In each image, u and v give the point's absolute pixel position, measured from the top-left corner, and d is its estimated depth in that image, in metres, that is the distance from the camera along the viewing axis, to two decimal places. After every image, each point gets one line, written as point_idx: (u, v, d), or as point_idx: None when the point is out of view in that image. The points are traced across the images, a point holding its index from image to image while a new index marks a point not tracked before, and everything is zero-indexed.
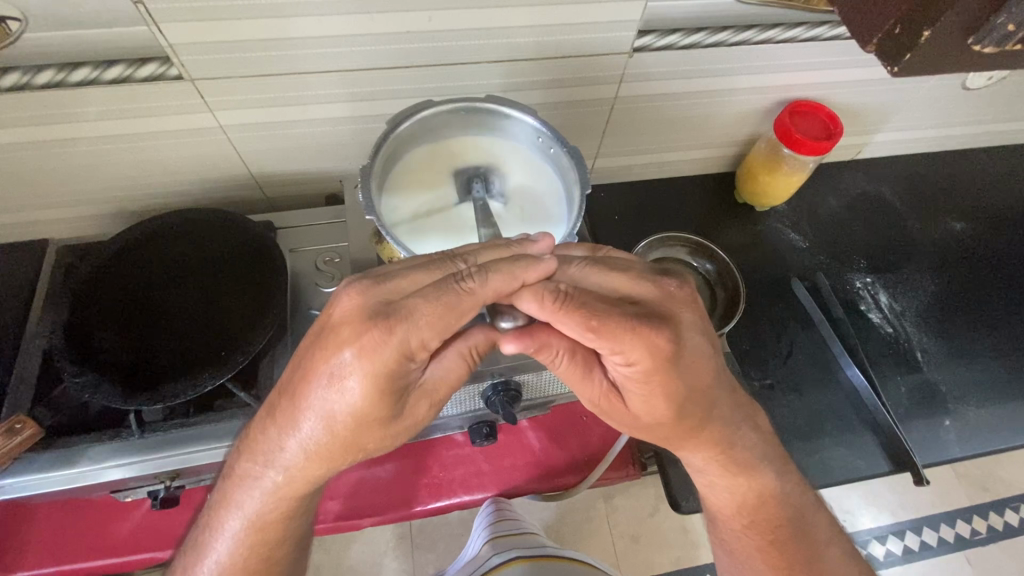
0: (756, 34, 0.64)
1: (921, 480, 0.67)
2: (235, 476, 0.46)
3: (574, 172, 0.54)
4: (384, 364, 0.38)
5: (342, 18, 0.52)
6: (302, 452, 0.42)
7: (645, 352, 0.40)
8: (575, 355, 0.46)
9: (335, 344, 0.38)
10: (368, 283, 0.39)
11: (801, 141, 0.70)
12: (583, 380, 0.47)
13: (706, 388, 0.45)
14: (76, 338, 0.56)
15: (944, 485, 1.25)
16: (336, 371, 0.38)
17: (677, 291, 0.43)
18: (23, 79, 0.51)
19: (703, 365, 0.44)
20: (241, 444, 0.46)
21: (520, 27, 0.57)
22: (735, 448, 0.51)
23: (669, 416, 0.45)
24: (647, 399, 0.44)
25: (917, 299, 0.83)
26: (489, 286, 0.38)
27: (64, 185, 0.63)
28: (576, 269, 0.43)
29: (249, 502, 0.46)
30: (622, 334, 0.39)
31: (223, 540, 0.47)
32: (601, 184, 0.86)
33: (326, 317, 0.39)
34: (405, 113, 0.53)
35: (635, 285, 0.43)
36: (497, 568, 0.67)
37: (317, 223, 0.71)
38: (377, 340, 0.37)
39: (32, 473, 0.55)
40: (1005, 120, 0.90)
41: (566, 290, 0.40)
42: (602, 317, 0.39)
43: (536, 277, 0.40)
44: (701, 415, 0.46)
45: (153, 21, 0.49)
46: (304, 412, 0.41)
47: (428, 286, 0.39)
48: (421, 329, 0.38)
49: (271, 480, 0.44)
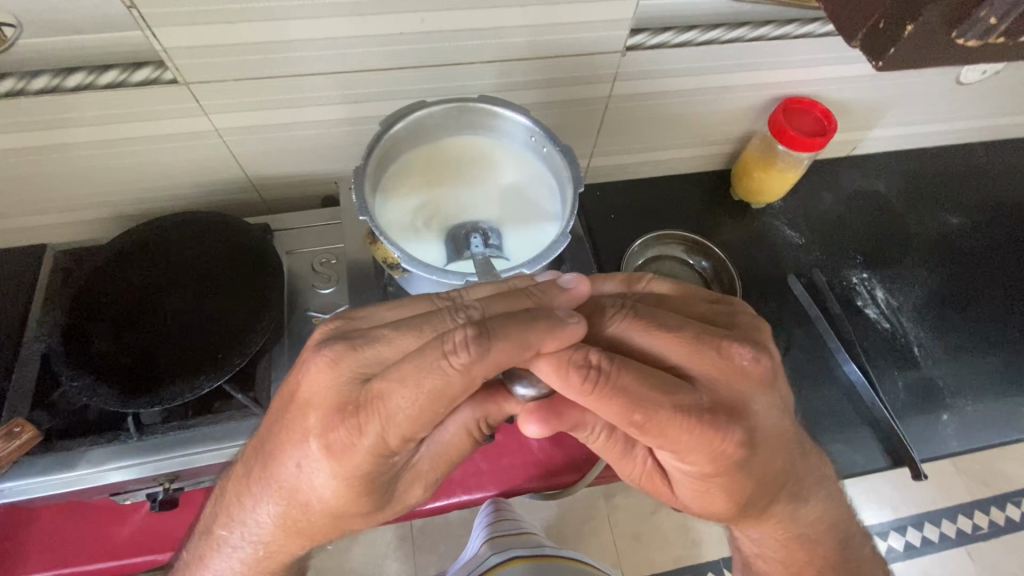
0: (749, 31, 0.64)
1: (919, 475, 0.67)
2: (210, 540, 0.47)
3: (568, 172, 0.54)
4: (354, 458, 0.37)
5: (336, 20, 0.53)
6: (274, 526, 0.44)
7: (706, 452, 0.38)
8: (615, 432, 0.45)
9: (303, 432, 0.39)
10: (345, 351, 0.39)
11: (795, 136, 0.71)
12: (625, 457, 0.46)
13: (778, 471, 0.43)
14: (74, 343, 0.57)
15: (944, 480, 1.25)
16: (305, 459, 0.39)
17: (749, 366, 0.40)
18: (19, 85, 0.52)
19: (775, 451, 0.42)
20: (237, 477, 0.46)
21: (514, 27, 0.57)
22: (796, 488, 0.47)
23: (730, 507, 0.44)
24: (703, 492, 0.43)
25: (915, 294, 0.83)
26: (485, 359, 0.35)
27: (62, 190, 0.64)
28: (617, 327, 0.42)
29: (226, 566, 0.47)
30: (674, 431, 0.37)
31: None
32: (597, 183, 0.87)
33: (299, 392, 0.40)
34: (397, 115, 0.53)
35: (690, 359, 0.40)
36: (496, 568, 0.67)
37: (314, 224, 0.71)
38: (347, 437, 0.37)
39: (32, 475, 0.56)
40: (999, 115, 0.90)
41: (600, 367, 0.37)
42: (653, 413, 0.37)
43: (556, 346, 0.37)
44: (771, 497, 0.45)
45: (147, 26, 0.49)
46: (280, 475, 0.41)
47: (410, 367, 0.36)
48: (397, 422, 0.36)
49: (247, 551, 0.46)
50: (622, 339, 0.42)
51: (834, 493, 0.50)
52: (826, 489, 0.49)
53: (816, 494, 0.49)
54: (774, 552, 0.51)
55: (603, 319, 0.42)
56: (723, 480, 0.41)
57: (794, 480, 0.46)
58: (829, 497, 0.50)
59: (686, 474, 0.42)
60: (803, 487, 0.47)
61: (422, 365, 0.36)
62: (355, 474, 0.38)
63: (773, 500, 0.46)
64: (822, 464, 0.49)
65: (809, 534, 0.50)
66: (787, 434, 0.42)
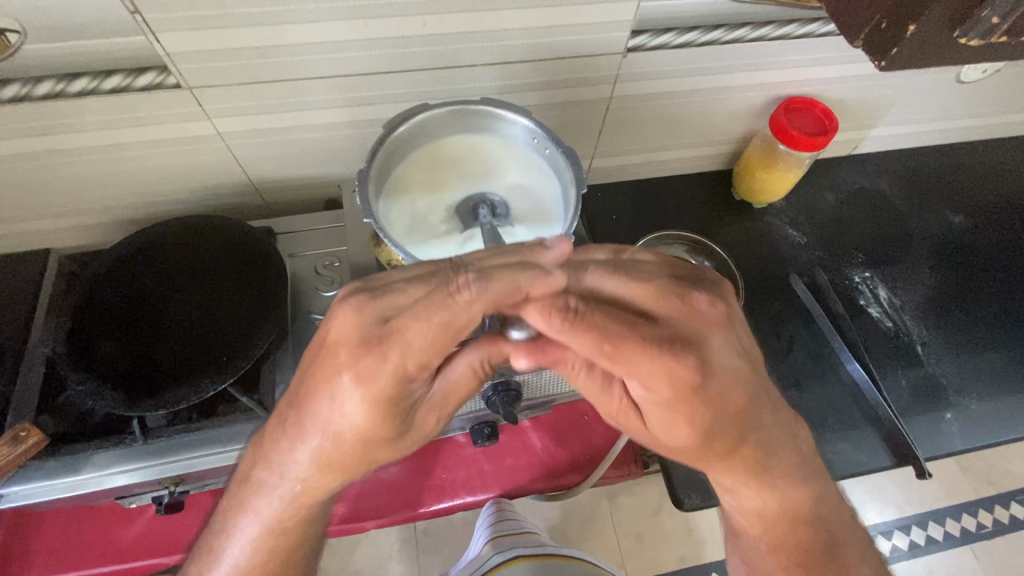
0: (749, 32, 0.65)
1: (922, 473, 0.67)
2: (251, 483, 0.46)
3: (570, 172, 0.54)
4: (381, 387, 0.39)
5: (338, 24, 0.53)
6: (312, 464, 0.43)
7: (664, 378, 0.39)
8: (594, 369, 0.46)
9: (333, 369, 0.39)
10: (366, 298, 0.39)
11: (795, 136, 0.71)
12: (602, 394, 0.47)
13: (745, 409, 0.43)
14: (79, 347, 0.57)
15: (948, 478, 1.25)
16: (336, 395, 0.40)
17: (707, 307, 0.41)
18: (23, 91, 0.52)
19: (738, 387, 0.42)
20: (256, 447, 0.46)
21: (515, 29, 0.57)
22: (770, 468, 0.47)
23: (694, 442, 0.44)
24: (670, 424, 0.43)
25: (916, 292, 0.83)
26: (487, 296, 0.38)
27: (66, 194, 0.64)
28: (593, 277, 0.42)
29: (268, 508, 0.45)
30: (637, 360, 0.39)
31: (239, 543, 0.47)
32: (599, 184, 0.87)
33: (325, 336, 0.40)
34: (401, 117, 0.54)
35: (655, 300, 0.41)
36: (499, 567, 0.67)
37: (316, 227, 0.72)
38: (373, 366, 0.38)
39: (38, 479, 0.56)
40: (1000, 113, 0.90)
41: (575, 307, 0.39)
42: (618, 341, 0.38)
43: (543, 292, 0.39)
44: (735, 439, 0.44)
45: (150, 32, 0.50)
46: (308, 426, 0.42)
47: (422, 304, 0.39)
48: (416, 351, 0.39)
49: (288, 490, 0.45)
50: (596, 288, 0.42)
51: (805, 448, 0.49)
52: (794, 445, 0.48)
53: (784, 448, 0.47)
54: (748, 501, 0.50)
55: (581, 270, 0.42)
56: (682, 409, 0.41)
57: (760, 426, 0.45)
58: (811, 476, 0.49)
59: (651, 404, 0.43)
60: (770, 440, 0.46)
61: (431, 302, 0.39)
62: (384, 400, 0.40)
63: (740, 443, 0.45)
64: (792, 425, 0.48)
65: (776, 484, 0.48)
66: (747, 373, 0.43)
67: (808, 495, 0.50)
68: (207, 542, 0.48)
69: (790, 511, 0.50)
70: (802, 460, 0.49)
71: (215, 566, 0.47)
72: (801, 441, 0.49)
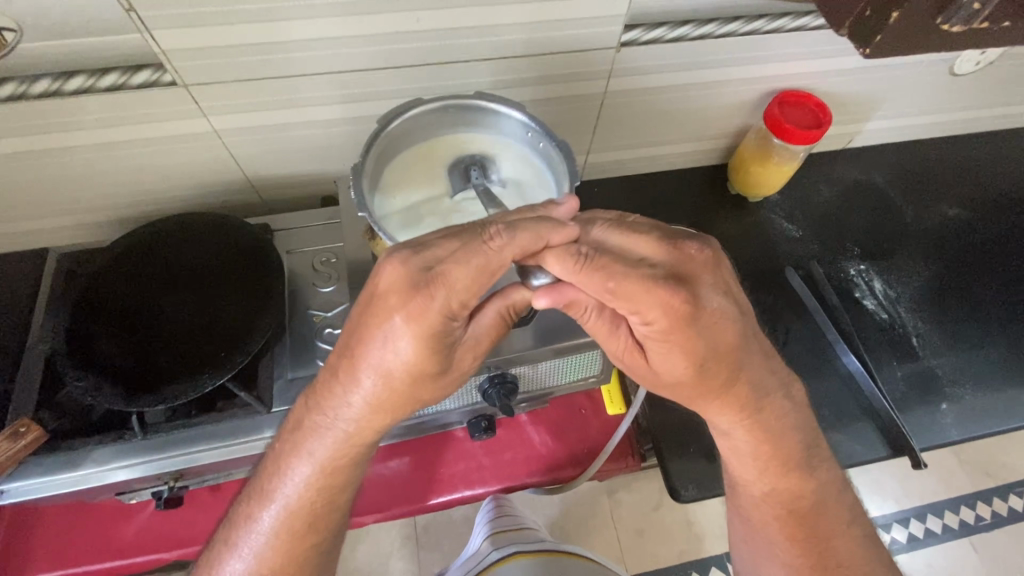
0: (742, 25, 0.65)
1: (919, 464, 0.67)
2: (305, 427, 0.46)
3: (563, 165, 0.54)
4: (431, 325, 0.40)
5: (332, 20, 0.53)
6: (366, 405, 0.44)
7: (660, 311, 0.40)
8: (604, 310, 0.46)
9: (384, 312, 0.40)
10: (408, 252, 0.40)
11: (792, 130, 0.71)
12: (609, 335, 0.47)
13: (734, 347, 0.43)
14: (77, 344, 0.57)
15: (946, 471, 1.25)
16: (389, 335, 0.40)
17: (700, 253, 0.42)
18: (20, 89, 0.52)
19: (728, 325, 0.42)
20: (307, 396, 0.47)
21: (509, 24, 0.58)
22: (765, 416, 0.49)
23: (689, 378, 0.44)
24: (666, 361, 0.44)
25: (911, 285, 0.83)
26: (517, 244, 0.39)
27: (65, 192, 0.64)
28: (599, 230, 0.43)
29: (321, 448, 0.46)
30: (637, 295, 0.39)
31: (291, 484, 0.47)
32: (595, 179, 0.87)
33: (372, 286, 0.41)
34: (396, 112, 0.54)
35: (651, 245, 0.42)
36: (497, 565, 0.67)
37: (314, 224, 0.72)
38: (423, 307, 0.39)
39: (38, 475, 0.57)
40: (994, 105, 0.91)
41: (587, 252, 0.40)
42: (621, 278, 0.39)
43: (562, 240, 0.41)
44: (728, 374, 0.45)
45: (146, 28, 0.50)
46: (362, 368, 0.42)
47: (460, 250, 0.40)
48: (459, 293, 0.40)
49: (341, 432, 0.45)
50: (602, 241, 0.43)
51: (797, 398, 0.51)
52: (784, 394, 0.49)
53: (775, 392, 0.49)
54: (744, 442, 0.51)
55: (588, 225, 0.43)
56: (679, 344, 0.42)
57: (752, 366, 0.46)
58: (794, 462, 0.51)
59: (648, 339, 0.43)
60: (761, 381, 0.47)
61: (469, 249, 0.39)
62: (434, 337, 0.41)
63: (733, 379, 0.45)
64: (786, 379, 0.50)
65: (767, 426, 0.50)
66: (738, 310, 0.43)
67: (797, 442, 0.51)
68: (257, 489, 0.49)
69: (782, 455, 0.51)
70: (796, 409, 0.51)
71: (266, 507, 0.48)
72: (795, 392, 0.51)
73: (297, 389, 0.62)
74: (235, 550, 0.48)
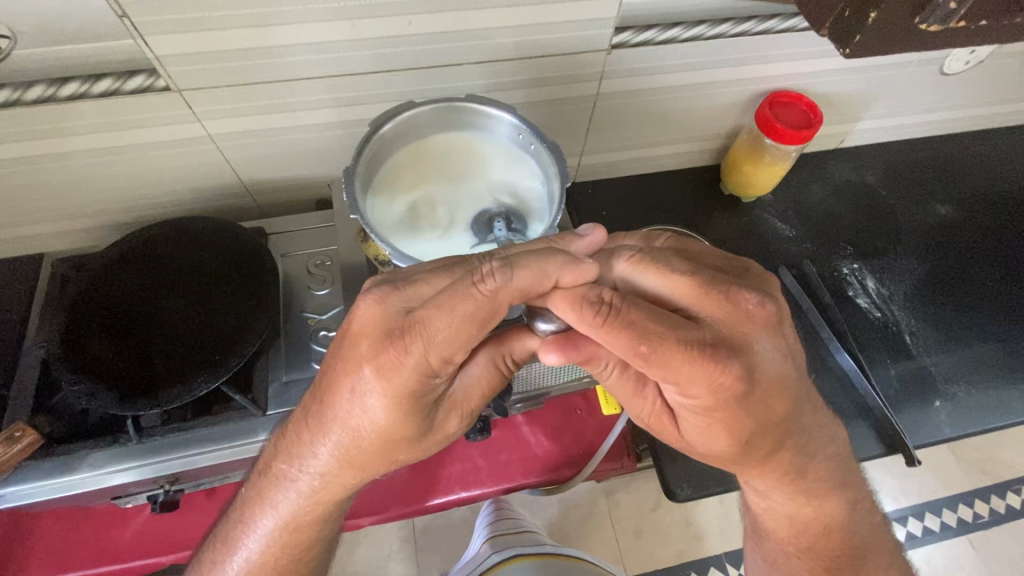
0: (733, 26, 0.65)
1: (912, 462, 0.67)
2: (270, 475, 0.48)
3: (554, 168, 0.55)
4: (403, 382, 0.40)
5: (327, 24, 0.54)
6: (331, 458, 0.45)
7: (704, 386, 0.39)
8: (627, 367, 0.46)
9: (354, 361, 0.41)
10: (388, 291, 0.41)
11: (782, 130, 0.71)
12: (636, 396, 0.48)
13: (782, 416, 0.43)
14: (72, 346, 0.57)
15: (943, 469, 1.25)
16: (358, 386, 0.41)
17: (758, 308, 0.41)
18: (14, 95, 0.53)
19: (781, 393, 0.42)
20: (278, 442, 0.48)
21: (500, 28, 0.58)
22: (805, 478, 0.49)
23: (733, 450, 0.45)
24: (706, 428, 0.44)
25: (904, 282, 0.84)
26: (513, 283, 0.39)
27: (61, 199, 0.65)
28: (624, 267, 0.43)
29: (284, 502, 0.47)
30: (678, 365, 0.39)
31: (257, 536, 0.49)
32: (589, 181, 0.88)
33: (349, 324, 0.42)
34: (386, 116, 0.54)
35: (699, 301, 0.41)
36: (497, 567, 0.67)
37: (308, 228, 0.72)
38: (395, 358, 0.39)
39: (34, 479, 0.57)
40: (985, 104, 0.91)
41: (610, 302, 0.39)
42: (656, 343, 0.38)
43: (572, 281, 0.40)
44: (772, 444, 0.45)
45: (139, 35, 0.50)
46: (330, 422, 0.43)
47: (445, 296, 0.39)
48: (438, 345, 0.39)
49: (304, 485, 0.47)
50: (635, 282, 0.43)
51: (835, 449, 0.51)
52: (828, 451, 0.50)
53: (819, 451, 0.49)
54: (780, 504, 0.51)
55: (614, 258, 0.44)
56: (722, 414, 0.41)
57: (798, 430, 0.46)
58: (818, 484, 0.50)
59: (688, 409, 0.43)
60: (809, 444, 0.47)
61: (455, 293, 0.39)
62: (402, 394, 0.41)
63: (778, 446, 0.46)
64: (825, 423, 0.50)
65: (803, 484, 0.50)
66: (790, 378, 0.43)
67: (825, 487, 0.51)
68: (241, 515, 0.49)
69: (814, 498, 0.51)
70: (835, 462, 0.51)
71: (234, 553, 0.49)
72: (835, 442, 0.51)
73: (292, 392, 0.62)
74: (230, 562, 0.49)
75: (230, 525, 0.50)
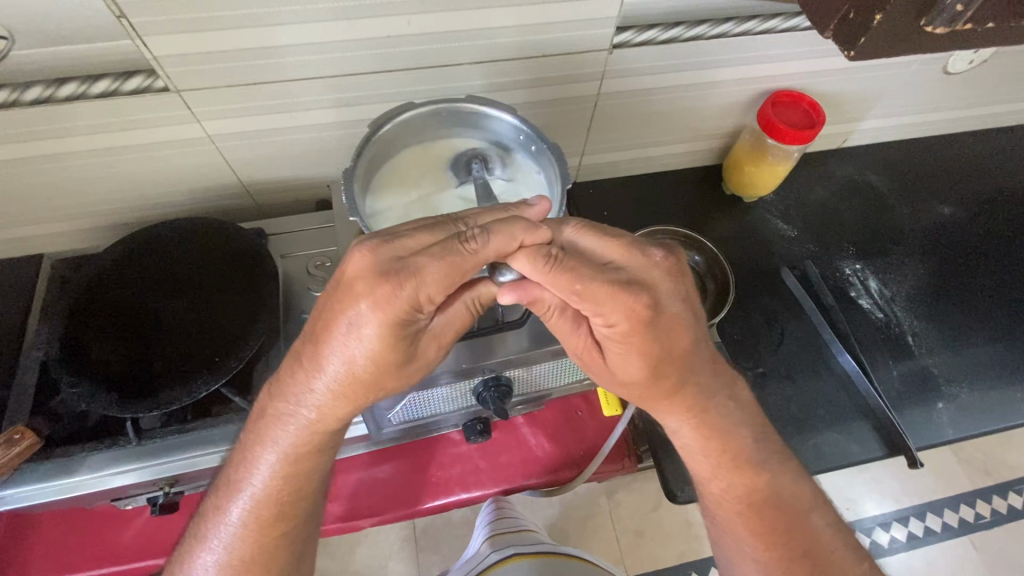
0: (734, 26, 0.65)
1: (915, 463, 0.67)
2: (267, 416, 0.47)
3: (555, 168, 0.54)
4: (395, 314, 0.40)
5: (326, 25, 0.53)
6: (329, 393, 0.44)
7: (622, 314, 0.42)
8: (566, 309, 0.47)
9: (350, 297, 0.40)
10: (380, 240, 0.41)
11: (785, 130, 0.71)
12: (569, 333, 0.49)
13: (686, 352, 0.46)
14: (72, 348, 0.57)
15: (945, 469, 1.25)
16: (354, 321, 0.40)
17: (661, 261, 0.44)
18: (13, 96, 0.52)
19: (684, 329, 0.45)
20: (271, 386, 0.48)
21: (500, 27, 0.58)
22: (710, 414, 0.51)
23: (644, 378, 0.47)
24: (623, 355, 0.46)
25: (907, 283, 0.83)
26: (491, 248, 0.40)
27: (58, 200, 0.64)
28: (572, 229, 0.44)
29: (285, 437, 0.47)
30: (602, 297, 0.41)
31: (261, 473, 0.48)
32: (590, 180, 0.87)
33: (340, 274, 0.41)
34: (386, 117, 0.54)
35: (620, 252, 0.44)
36: (496, 566, 0.66)
37: (307, 228, 0.72)
38: (389, 293, 0.39)
39: (32, 482, 0.56)
40: (987, 104, 0.91)
41: (557, 254, 0.41)
42: (588, 282, 0.41)
43: (533, 241, 0.41)
44: (678, 378, 0.48)
45: (137, 35, 0.50)
46: (328, 354, 0.42)
47: (438, 247, 0.40)
48: (428, 288, 0.40)
49: (304, 418, 0.46)
50: (573, 243, 0.44)
51: (739, 399, 0.53)
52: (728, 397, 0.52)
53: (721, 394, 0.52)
54: (691, 443, 0.52)
55: (561, 224, 0.45)
56: (632, 348, 0.44)
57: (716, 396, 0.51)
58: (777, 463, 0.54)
59: (608, 338, 0.45)
60: (710, 390, 0.51)
61: (445, 248, 0.40)
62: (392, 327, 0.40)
63: (681, 384, 0.48)
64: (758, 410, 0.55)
65: (713, 426, 0.51)
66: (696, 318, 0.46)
67: (744, 438, 0.52)
68: (242, 456, 0.48)
69: (732, 448, 0.52)
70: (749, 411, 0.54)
71: (235, 499, 0.48)
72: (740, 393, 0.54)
73: None
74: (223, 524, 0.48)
75: (222, 489, 0.49)
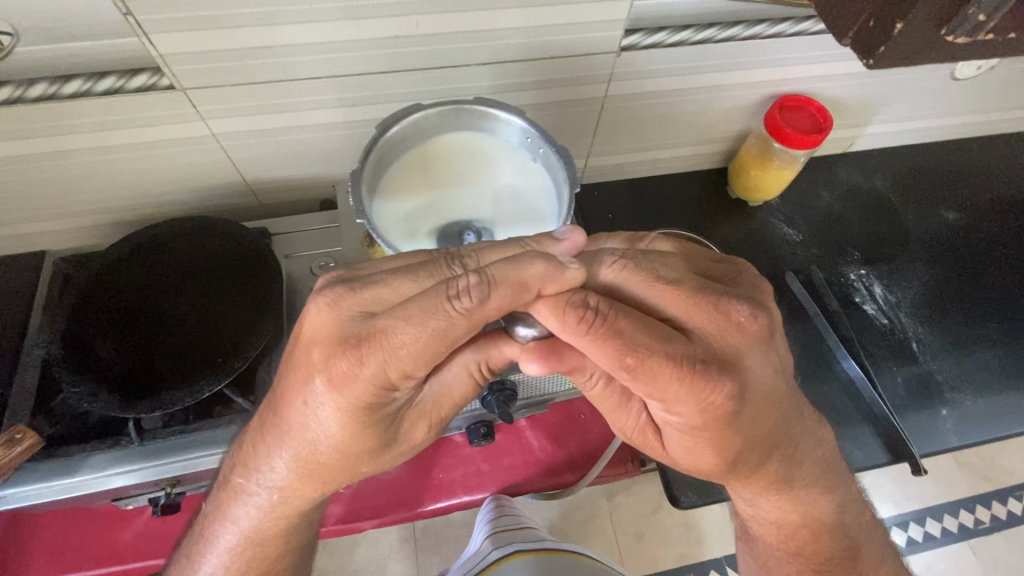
0: (743, 30, 0.64)
1: (919, 471, 0.67)
2: (230, 489, 0.47)
3: (563, 172, 0.54)
4: (357, 394, 0.39)
5: (334, 24, 0.53)
6: (291, 470, 0.44)
7: (691, 407, 0.39)
8: (613, 383, 0.46)
9: (308, 371, 0.40)
10: (344, 292, 0.40)
11: (792, 135, 0.71)
12: (619, 409, 0.48)
13: (769, 432, 0.45)
14: (74, 347, 0.57)
15: (946, 476, 1.25)
16: (311, 397, 0.40)
17: (747, 322, 0.41)
18: (16, 93, 0.52)
19: (771, 406, 0.43)
20: (234, 455, 0.48)
21: (509, 28, 0.57)
22: (794, 487, 0.51)
23: (720, 467, 0.45)
24: (693, 448, 0.44)
25: (912, 290, 0.83)
26: (489, 302, 0.38)
27: (62, 197, 0.64)
28: (611, 276, 0.43)
29: (245, 516, 0.47)
30: (664, 381, 0.38)
31: (217, 553, 0.49)
32: (595, 183, 0.87)
33: (302, 331, 0.41)
34: (395, 117, 0.53)
35: (682, 306, 0.41)
36: (497, 564, 0.66)
37: (311, 228, 0.72)
38: (350, 367, 0.38)
39: (32, 482, 0.56)
40: (993, 110, 0.90)
41: (596, 308, 0.38)
42: (642, 355, 0.37)
43: (557, 289, 0.39)
44: (760, 458, 0.46)
45: (143, 33, 0.50)
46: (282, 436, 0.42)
47: (414, 309, 0.38)
48: (402, 354, 0.38)
49: (265, 498, 0.46)
50: (620, 289, 0.43)
51: (823, 449, 0.53)
52: (817, 455, 0.52)
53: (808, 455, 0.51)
54: (769, 512, 0.53)
55: (596, 262, 0.44)
56: (710, 434, 0.42)
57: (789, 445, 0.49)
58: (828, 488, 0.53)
59: (674, 427, 0.43)
60: (798, 456, 0.49)
61: (426, 306, 0.37)
62: (354, 408, 0.40)
63: (766, 459, 0.47)
64: (817, 428, 0.52)
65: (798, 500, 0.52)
66: (778, 394, 0.43)
67: (808, 476, 0.51)
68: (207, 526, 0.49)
69: None
70: (822, 465, 0.52)
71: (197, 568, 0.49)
72: (824, 448, 0.53)
73: None
74: (212, 547, 0.49)
75: (197, 539, 0.50)
